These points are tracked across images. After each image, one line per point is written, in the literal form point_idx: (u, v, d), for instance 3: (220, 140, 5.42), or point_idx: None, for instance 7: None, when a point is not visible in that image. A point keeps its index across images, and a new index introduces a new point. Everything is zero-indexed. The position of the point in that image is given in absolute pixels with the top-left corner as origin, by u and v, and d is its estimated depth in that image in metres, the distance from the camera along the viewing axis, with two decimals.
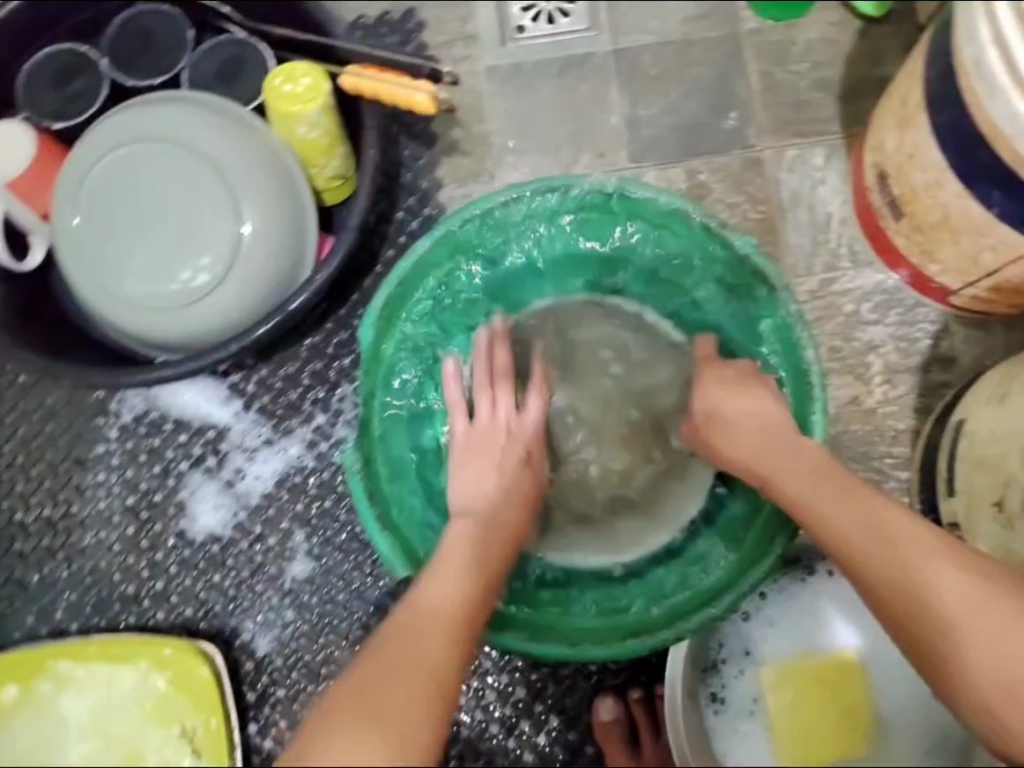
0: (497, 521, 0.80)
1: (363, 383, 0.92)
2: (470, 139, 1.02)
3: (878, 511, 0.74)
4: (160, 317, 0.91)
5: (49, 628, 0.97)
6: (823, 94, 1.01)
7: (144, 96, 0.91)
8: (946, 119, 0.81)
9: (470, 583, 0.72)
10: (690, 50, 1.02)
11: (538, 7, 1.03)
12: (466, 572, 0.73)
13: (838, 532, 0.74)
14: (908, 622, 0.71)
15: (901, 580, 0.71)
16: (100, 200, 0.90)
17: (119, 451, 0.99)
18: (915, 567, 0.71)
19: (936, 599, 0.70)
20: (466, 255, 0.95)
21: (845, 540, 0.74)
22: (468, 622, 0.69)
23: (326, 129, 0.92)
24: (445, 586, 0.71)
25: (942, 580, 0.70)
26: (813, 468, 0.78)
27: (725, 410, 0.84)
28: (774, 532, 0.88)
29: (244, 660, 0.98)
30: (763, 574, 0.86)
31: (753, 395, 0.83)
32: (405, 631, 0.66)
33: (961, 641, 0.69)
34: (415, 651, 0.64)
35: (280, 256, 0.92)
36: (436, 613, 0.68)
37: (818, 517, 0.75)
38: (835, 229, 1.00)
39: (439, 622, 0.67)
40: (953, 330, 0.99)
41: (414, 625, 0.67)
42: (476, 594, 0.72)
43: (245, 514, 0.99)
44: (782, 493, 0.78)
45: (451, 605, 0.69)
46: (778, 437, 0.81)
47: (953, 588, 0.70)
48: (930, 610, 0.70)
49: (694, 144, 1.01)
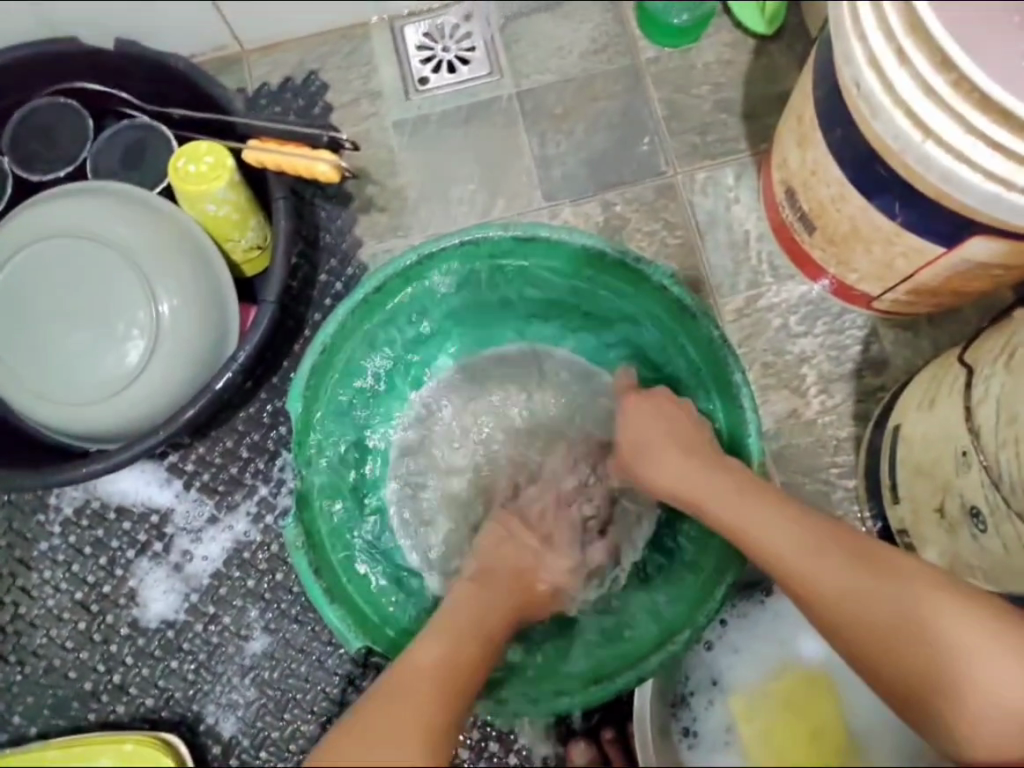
0: (498, 589, 0.80)
1: (298, 454, 0.89)
2: (385, 195, 1.03)
3: (808, 525, 0.73)
4: (88, 410, 0.90)
5: (8, 734, 0.96)
6: (726, 115, 1.05)
7: (49, 192, 0.91)
8: (840, 136, 0.81)
9: (465, 646, 0.70)
10: (591, 85, 1.05)
11: (438, 58, 1.05)
12: (461, 634, 0.71)
13: (771, 550, 0.73)
14: (857, 633, 0.70)
15: (842, 591, 0.70)
16: (15, 301, 0.89)
17: (62, 546, 0.98)
18: (861, 576, 0.70)
19: (886, 607, 0.69)
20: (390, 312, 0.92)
21: (779, 557, 0.72)
22: (463, 677, 0.66)
23: (234, 205, 0.92)
24: (440, 647, 0.69)
25: (891, 588, 0.69)
26: (738, 488, 0.77)
27: (643, 438, 0.85)
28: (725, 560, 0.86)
29: (210, 744, 0.96)
30: (719, 603, 0.84)
31: (668, 421, 0.84)
32: (399, 684, 0.62)
33: (913, 648, 0.68)
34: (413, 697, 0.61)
35: (204, 335, 0.92)
36: (432, 667, 0.65)
37: (750, 536, 0.74)
38: (754, 246, 1.02)
39: (433, 676, 0.64)
40: (881, 334, 1.01)
41: (407, 677, 0.63)
42: (473, 657, 0.69)
43: (197, 596, 0.97)
44: (712, 516, 0.77)
45: (446, 663, 0.66)
46: (699, 458, 0.81)
47: (903, 595, 0.69)
48: (872, 612, 0.69)
49: (606, 176, 1.03)
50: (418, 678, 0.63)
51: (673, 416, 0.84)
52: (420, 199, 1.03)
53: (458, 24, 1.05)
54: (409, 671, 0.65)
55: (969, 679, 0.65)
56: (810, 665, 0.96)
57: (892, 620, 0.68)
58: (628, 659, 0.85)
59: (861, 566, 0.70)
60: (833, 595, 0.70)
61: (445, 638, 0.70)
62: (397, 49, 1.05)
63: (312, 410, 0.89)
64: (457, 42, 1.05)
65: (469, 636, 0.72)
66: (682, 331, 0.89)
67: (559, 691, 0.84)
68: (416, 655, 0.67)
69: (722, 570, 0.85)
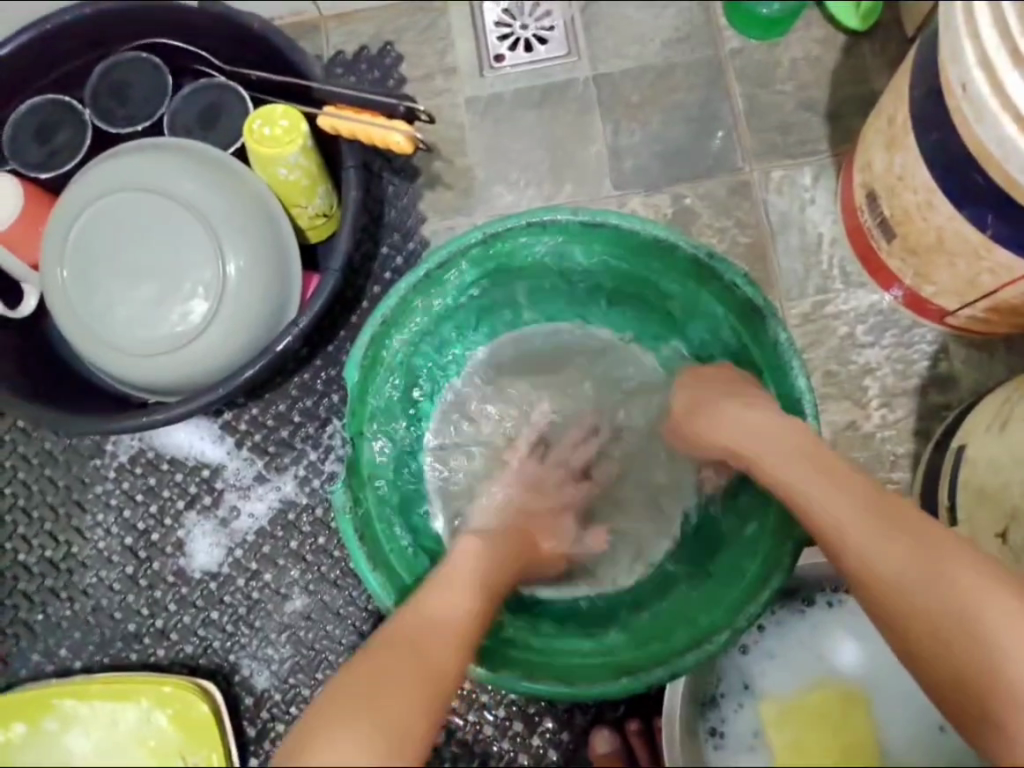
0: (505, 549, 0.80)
1: (350, 422, 0.89)
2: (452, 171, 1.02)
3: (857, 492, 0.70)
4: (149, 361, 0.92)
5: (54, 666, 0.99)
6: (808, 113, 1.01)
7: (127, 147, 0.93)
8: (935, 142, 0.78)
9: (475, 603, 0.69)
10: (669, 74, 1.03)
11: (516, 36, 1.03)
12: (469, 587, 0.70)
13: (820, 512, 0.70)
14: (899, 616, 0.66)
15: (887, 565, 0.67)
16: (89, 249, 0.91)
17: (116, 491, 1.01)
18: (916, 558, 0.66)
19: (934, 591, 0.65)
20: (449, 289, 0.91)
21: (825, 520, 0.70)
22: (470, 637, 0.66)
23: (306, 170, 0.93)
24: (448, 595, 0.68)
25: (943, 570, 0.65)
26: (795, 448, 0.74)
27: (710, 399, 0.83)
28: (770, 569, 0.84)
29: (244, 695, 0.98)
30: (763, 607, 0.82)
31: (737, 384, 0.82)
32: (411, 637, 0.62)
33: (955, 629, 0.63)
34: (417, 655, 0.60)
35: (267, 297, 0.93)
36: (444, 620, 0.65)
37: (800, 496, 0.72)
38: (827, 250, 0.99)
39: (441, 632, 0.64)
40: (951, 351, 0.97)
41: (417, 628, 0.63)
42: (479, 613, 0.69)
43: (241, 551, 1.00)
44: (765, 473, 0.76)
45: (455, 617, 0.66)
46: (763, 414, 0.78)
47: (951, 580, 0.65)
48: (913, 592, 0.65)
49: (677, 169, 1.01)
50: (427, 633, 0.63)
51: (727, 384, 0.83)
52: (487, 178, 1.02)
53: (538, 2, 1.03)
54: (424, 622, 0.64)
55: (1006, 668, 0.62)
56: (848, 679, 0.94)
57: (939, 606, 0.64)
58: (662, 656, 0.84)
59: (916, 545, 0.66)
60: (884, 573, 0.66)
61: (459, 591, 0.69)
62: (475, 24, 1.04)
63: (369, 381, 0.89)
64: (537, 21, 1.03)
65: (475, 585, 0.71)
66: (750, 328, 0.87)
67: (589, 679, 0.83)
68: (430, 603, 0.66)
69: (765, 577, 0.84)
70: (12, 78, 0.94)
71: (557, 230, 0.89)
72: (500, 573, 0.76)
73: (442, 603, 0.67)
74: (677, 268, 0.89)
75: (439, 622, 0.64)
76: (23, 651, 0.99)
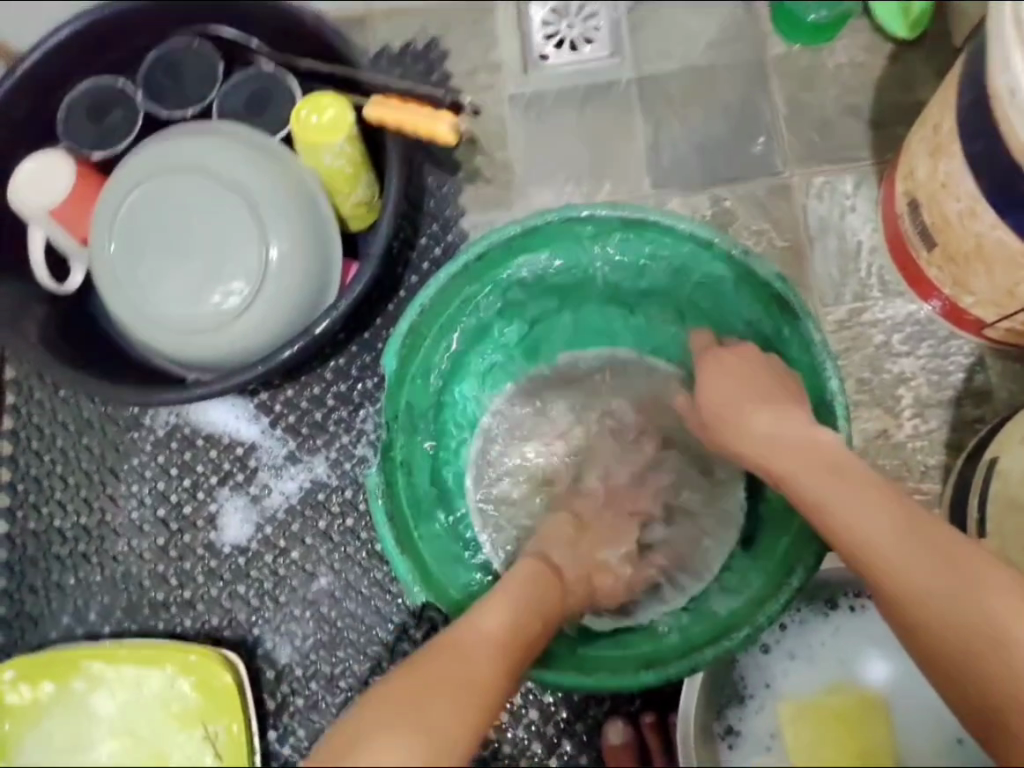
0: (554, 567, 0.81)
1: (387, 408, 0.90)
2: (493, 165, 1.03)
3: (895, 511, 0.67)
4: (192, 338, 0.94)
5: (85, 630, 1.03)
6: (853, 119, 1.01)
7: (180, 129, 0.96)
8: (980, 149, 0.78)
9: (518, 619, 0.70)
10: (713, 77, 1.03)
11: (561, 35, 1.04)
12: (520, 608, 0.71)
13: (853, 528, 0.68)
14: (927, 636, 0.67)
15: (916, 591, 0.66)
16: (137, 227, 0.94)
17: (152, 463, 1.04)
18: (945, 576, 0.66)
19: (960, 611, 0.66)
20: (486, 280, 0.93)
21: (857, 538, 0.68)
22: (518, 655, 0.66)
23: (350, 158, 0.95)
24: (498, 613, 0.69)
25: (973, 589, 0.66)
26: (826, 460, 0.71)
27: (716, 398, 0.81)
28: (796, 560, 0.83)
29: (265, 668, 1.01)
30: (786, 602, 0.81)
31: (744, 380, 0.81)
32: (460, 652, 0.62)
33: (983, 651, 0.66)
34: (473, 664, 0.61)
35: (307, 281, 0.95)
36: (496, 636, 0.66)
37: (828, 508, 0.69)
38: (865, 258, 0.99)
39: (492, 646, 0.64)
40: (988, 364, 0.96)
41: (467, 645, 0.63)
42: (524, 630, 0.69)
43: (270, 528, 1.02)
44: (789, 481, 0.73)
45: (504, 640, 0.66)
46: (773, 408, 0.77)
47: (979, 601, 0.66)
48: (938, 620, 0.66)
49: (718, 171, 1.01)
50: (480, 647, 0.63)
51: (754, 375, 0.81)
52: (527, 173, 1.03)
53: (585, 1, 1.04)
54: (473, 636, 0.65)
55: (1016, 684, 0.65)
56: (867, 687, 0.94)
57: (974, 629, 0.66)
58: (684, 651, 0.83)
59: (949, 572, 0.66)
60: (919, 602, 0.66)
61: (503, 607, 0.70)
62: (521, 22, 1.05)
63: (405, 369, 0.91)
64: (583, 20, 1.04)
65: (523, 606, 0.72)
66: (788, 328, 0.87)
67: (608, 673, 0.83)
68: (480, 620, 0.67)
69: (789, 576, 0.83)
70: (70, 61, 0.98)
71: (595, 224, 0.90)
72: (551, 597, 0.76)
73: (489, 622, 0.67)
74: (715, 268, 0.89)
75: (490, 639, 0.65)
76: (56, 613, 1.03)
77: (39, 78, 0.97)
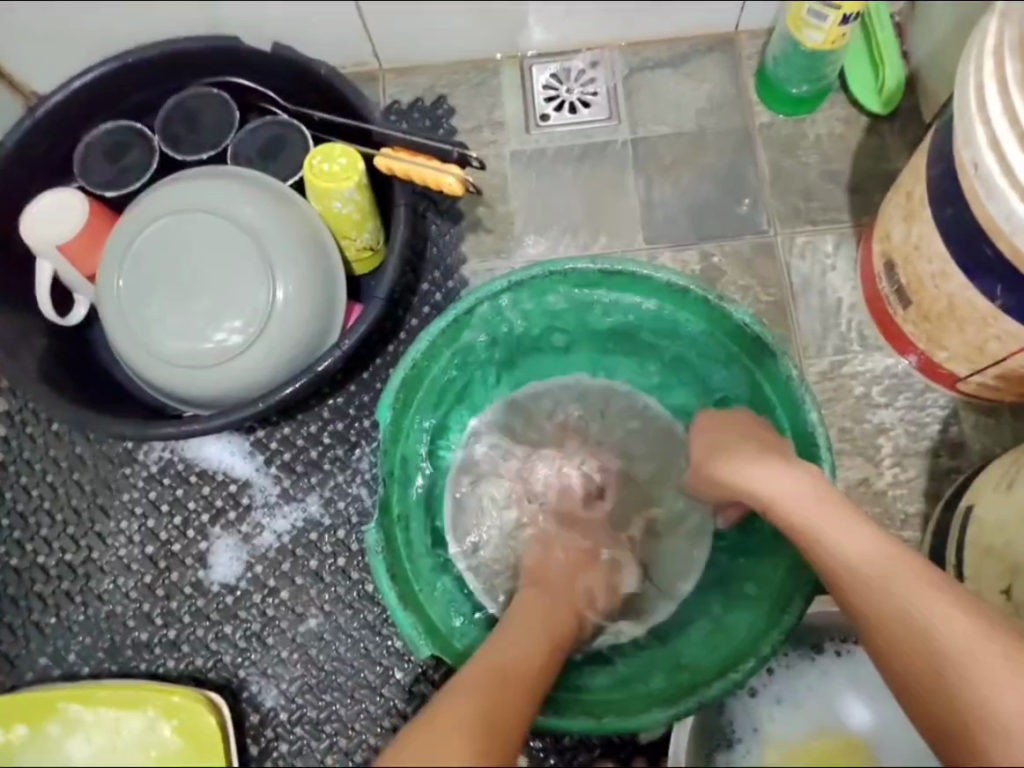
0: (561, 596, 0.83)
1: (383, 463, 0.91)
2: (493, 217, 1.08)
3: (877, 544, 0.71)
4: (195, 374, 0.95)
5: (62, 671, 0.99)
6: (832, 185, 1.08)
7: (192, 171, 0.99)
8: (949, 214, 0.84)
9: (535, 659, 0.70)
10: (703, 142, 1.10)
11: (561, 99, 1.11)
12: (524, 642, 0.71)
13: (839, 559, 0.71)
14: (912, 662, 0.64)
15: (906, 614, 0.66)
16: (147, 264, 0.96)
17: (143, 499, 1.03)
18: (927, 601, 0.66)
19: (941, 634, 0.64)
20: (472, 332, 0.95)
21: (845, 569, 0.71)
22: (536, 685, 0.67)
23: (358, 205, 0.98)
24: (513, 649, 0.70)
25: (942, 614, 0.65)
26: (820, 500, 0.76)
27: (710, 446, 0.87)
28: (790, 595, 0.86)
29: (249, 712, 0.98)
30: (782, 635, 0.84)
31: (741, 430, 0.86)
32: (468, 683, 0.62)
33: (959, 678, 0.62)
34: (470, 689, 0.61)
35: (312, 319, 0.97)
36: (499, 668, 0.65)
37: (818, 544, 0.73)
38: (845, 314, 1.04)
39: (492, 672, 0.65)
40: (962, 417, 1.01)
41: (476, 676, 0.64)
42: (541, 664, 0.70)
43: (260, 567, 1.01)
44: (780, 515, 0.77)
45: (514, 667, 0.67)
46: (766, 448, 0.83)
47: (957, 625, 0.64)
48: (925, 646, 0.64)
49: (706, 228, 1.07)
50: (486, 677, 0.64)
51: (750, 428, 0.86)
52: (526, 225, 1.08)
53: (584, 70, 1.12)
54: (465, 669, 0.65)
55: (981, 692, 0.61)
56: (855, 733, 0.95)
57: (940, 636, 0.64)
58: (692, 688, 0.85)
59: (907, 581, 0.67)
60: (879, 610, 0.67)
61: (490, 644, 0.70)
62: (523, 85, 1.12)
63: (399, 422, 0.92)
64: (581, 86, 1.12)
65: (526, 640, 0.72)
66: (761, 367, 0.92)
67: (617, 714, 0.85)
68: (485, 658, 0.67)
69: (783, 607, 0.86)
70: (90, 101, 1.01)
71: (573, 278, 0.93)
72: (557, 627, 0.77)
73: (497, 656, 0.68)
74: (694, 314, 0.94)
75: (494, 671, 0.65)
76: (32, 653, 0.99)
77: (58, 117, 1.00)
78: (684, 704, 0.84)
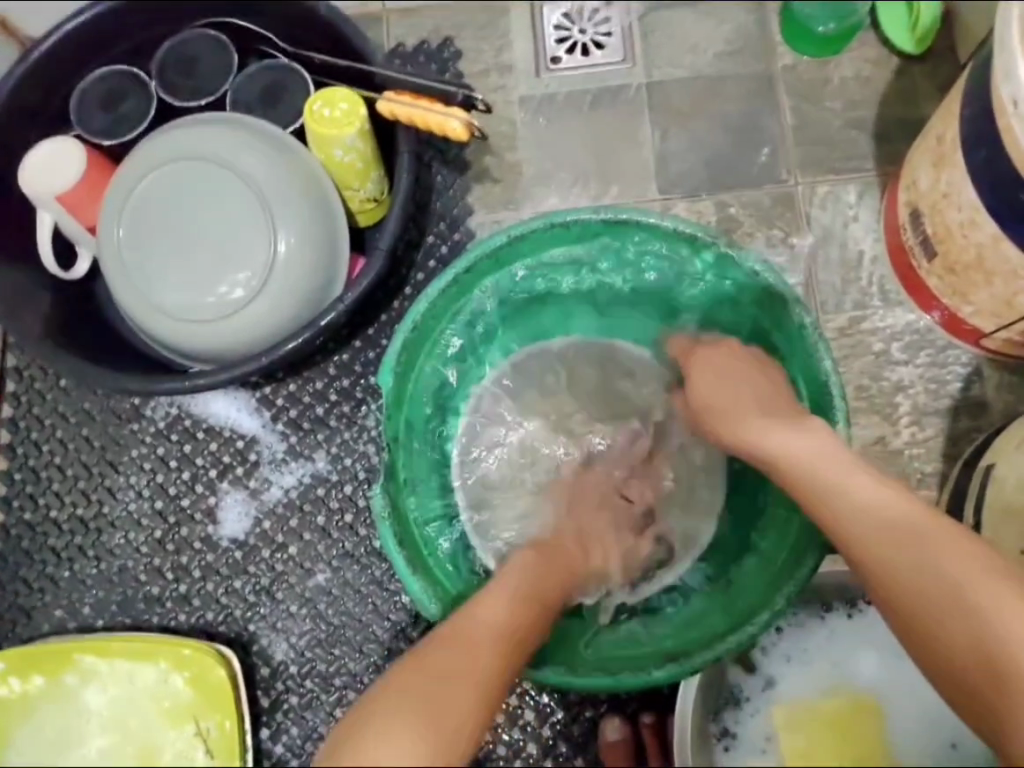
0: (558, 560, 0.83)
1: (386, 427, 0.90)
2: (501, 166, 1.04)
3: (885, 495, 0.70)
4: (198, 330, 0.93)
5: (77, 623, 1.01)
6: (856, 132, 1.03)
7: (188, 119, 0.95)
8: (982, 159, 0.80)
9: (516, 615, 0.69)
10: (721, 86, 1.05)
11: (573, 40, 1.06)
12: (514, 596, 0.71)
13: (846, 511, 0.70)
14: (921, 611, 0.67)
15: (911, 559, 0.67)
16: (146, 217, 0.94)
17: (151, 455, 1.02)
18: (936, 545, 0.67)
19: (943, 582, 0.66)
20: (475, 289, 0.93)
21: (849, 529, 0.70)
22: (517, 645, 0.67)
23: (360, 154, 0.95)
24: (500, 605, 0.69)
25: (939, 560, 0.66)
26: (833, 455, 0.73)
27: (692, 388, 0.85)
28: (804, 550, 0.85)
29: (259, 665, 0.99)
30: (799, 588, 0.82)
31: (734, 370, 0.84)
32: (459, 639, 0.63)
33: (966, 624, 0.65)
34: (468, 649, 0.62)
35: (315, 274, 0.94)
36: (492, 626, 0.66)
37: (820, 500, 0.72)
38: (866, 268, 1.01)
39: (491, 638, 0.65)
40: (985, 375, 0.98)
41: (463, 634, 0.64)
42: (523, 623, 0.69)
43: (268, 522, 1.01)
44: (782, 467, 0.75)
45: (502, 623, 0.67)
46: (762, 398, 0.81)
47: (962, 573, 0.66)
48: (936, 592, 0.66)
49: (724, 178, 1.03)
50: (475, 637, 0.64)
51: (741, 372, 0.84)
52: (536, 175, 1.04)
53: (597, 8, 1.06)
54: (465, 632, 0.64)
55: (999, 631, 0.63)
56: (862, 690, 0.95)
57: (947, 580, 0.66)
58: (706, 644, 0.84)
59: (937, 557, 0.67)
60: (898, 580, 0.67)
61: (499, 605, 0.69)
62: (533, 25, 1.07)
63: (402, 385, 0.91)
64: (594, 26, 1.06)
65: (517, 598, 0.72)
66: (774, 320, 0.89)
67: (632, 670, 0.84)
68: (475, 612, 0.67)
69: (801, 556, 0.85)
70: (83, 45, 0.98)
71: (574, 230, 0.90)
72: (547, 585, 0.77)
73: (482, 611, 0.67)
74: (704, 266, 0.91)
75: (488, 627, 0.66)
76: (47, 605, 1.01)
77: (51, 62, 0.97)
78: (701, 657, 0.83)
